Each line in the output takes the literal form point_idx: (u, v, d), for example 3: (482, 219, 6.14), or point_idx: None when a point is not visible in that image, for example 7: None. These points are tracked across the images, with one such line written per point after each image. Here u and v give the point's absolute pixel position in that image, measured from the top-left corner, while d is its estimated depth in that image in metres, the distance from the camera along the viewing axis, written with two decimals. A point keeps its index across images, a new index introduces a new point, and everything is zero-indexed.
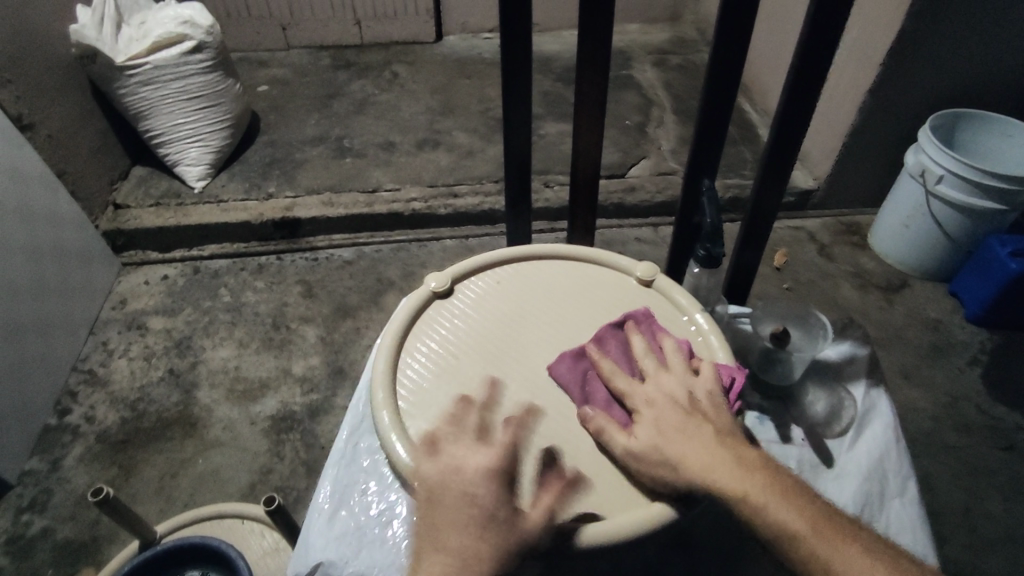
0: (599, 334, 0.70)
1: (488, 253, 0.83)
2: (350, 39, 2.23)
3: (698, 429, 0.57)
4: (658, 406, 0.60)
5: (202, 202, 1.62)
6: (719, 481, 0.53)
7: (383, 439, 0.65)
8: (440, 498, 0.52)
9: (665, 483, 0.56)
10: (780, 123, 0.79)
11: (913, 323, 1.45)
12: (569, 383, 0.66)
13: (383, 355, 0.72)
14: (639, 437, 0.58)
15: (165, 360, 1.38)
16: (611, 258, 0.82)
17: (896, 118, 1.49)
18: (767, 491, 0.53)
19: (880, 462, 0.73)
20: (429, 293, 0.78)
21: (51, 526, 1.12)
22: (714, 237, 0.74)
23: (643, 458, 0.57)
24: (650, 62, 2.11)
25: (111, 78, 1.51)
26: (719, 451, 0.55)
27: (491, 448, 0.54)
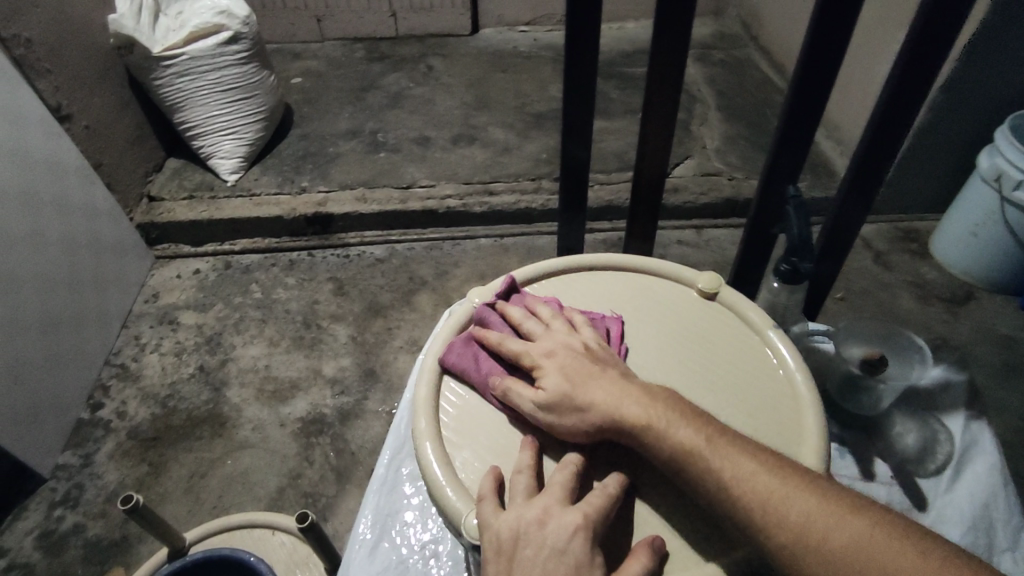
0: (479, 313, 0.68)
1: (536, 266, 0.79)
2: (385, 31, 2.18)
3: (602, 370, 0.57)
4: (557, 357, 0.59)
5: (235, 196, 1.60)
6: (627, 413, 0.54)
7: (429, 476, 0.60)
8: (520, 556, 0.49)
9: (579, 430, 0.55)
10: (871, 134, 0.75)
11: (980, 339, 1.35)
12: (466, 363, 0.66)
13: (426, 379, 0.67)
14: (547, 390, 0.57)
15: (196, 356, 1.36)
16: (670, 270, 0.78)
17: (970, 118, 1.38)
18: (668, 413, 0.53)
19: (986, 508, 0.70)
20: (475, 309, 0.74)
21: (82, 523, 1.11)
22: (802, 251, 0.71)
23: (554, 409, 0.56)
24: (694, 56, 2.02)
25: (148, 69, 1.49)
26: (626, 389, 0.55)
27: (578, 505, 0.51)
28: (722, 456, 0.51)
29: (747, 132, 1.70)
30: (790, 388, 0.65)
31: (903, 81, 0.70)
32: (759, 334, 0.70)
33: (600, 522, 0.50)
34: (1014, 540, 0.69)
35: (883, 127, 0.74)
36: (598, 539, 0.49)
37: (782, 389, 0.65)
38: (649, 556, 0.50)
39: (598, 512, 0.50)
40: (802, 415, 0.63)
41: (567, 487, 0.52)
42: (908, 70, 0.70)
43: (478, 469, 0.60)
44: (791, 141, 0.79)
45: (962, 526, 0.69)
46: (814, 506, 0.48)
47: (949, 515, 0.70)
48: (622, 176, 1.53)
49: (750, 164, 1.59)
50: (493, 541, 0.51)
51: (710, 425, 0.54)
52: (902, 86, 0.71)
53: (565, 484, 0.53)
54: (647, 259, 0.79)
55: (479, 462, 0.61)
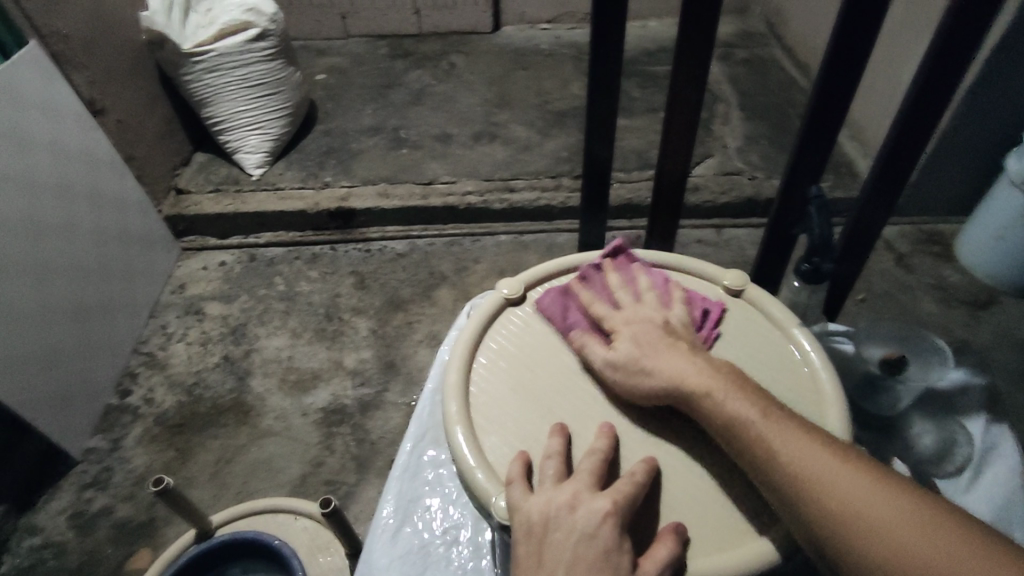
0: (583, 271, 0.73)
1: (561, 259, 0.80)
2: (408, 28, 2.20)
3: (674, 343, 0.60)
4: (635, 324, 0.63)
5: (260, 189, 1.63)
6: (687, 379, 0.56)
7: (458, 458, 0.61)
8: (550, 539, 0.50)
9: (641, 391, 0.58)
10: (897, 135, 0.75)
11: (1005, 343, 1.33)
12: (553, 313, 0.70)
13: (455, 367, 0.69)
14: (617, 350, 0.61)
15: (221, 346, 1.39)
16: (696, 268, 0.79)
17: (999, 119, 1.36)
18: (730, 386, 0.55)
19: (1005, 511, 0.70)
20: (501, 299, 0.75)
21: (111, 505, 1.14)
22: (824, 250, 0.71)
23: (621, 369, 0.60)
24: (716, 55, 2.00)
25: (179, 64, 1.53)
26: (693, 356, 0.58)
27: (607, 491, 0.52)
28: (777, 434, 0.51)
29: (770, 132, 1.69)
30: (813, 383, 0.66)
31: (931, 81, 0.70)
32: (781, 330, 0.71)
33: (627, 510, 0.51)
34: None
35: (909, 128, 0.74)
36: (625, 526, 0.50)
37: (804, 384, 0.66)
38: (674, 543, 0.51)
39: (625, 499, 0.51)
40: (823, 411, 0.64)
41: (594, 474, 0.54)
42: (939, 70, 0.69)
43: (507, 454, 0.62)
44: (816, 141, 0.79)
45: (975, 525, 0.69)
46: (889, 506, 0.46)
47: None
48: (642, 175, 1.53)
49: (772, 164, 1.58)
50: (524, 524, 0.52)
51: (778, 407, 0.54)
52: (930, 86, 0.71)
53: (591, 471, 0.54)
54: (671, 255, 0.81)
55: (506, 448, 0.62)
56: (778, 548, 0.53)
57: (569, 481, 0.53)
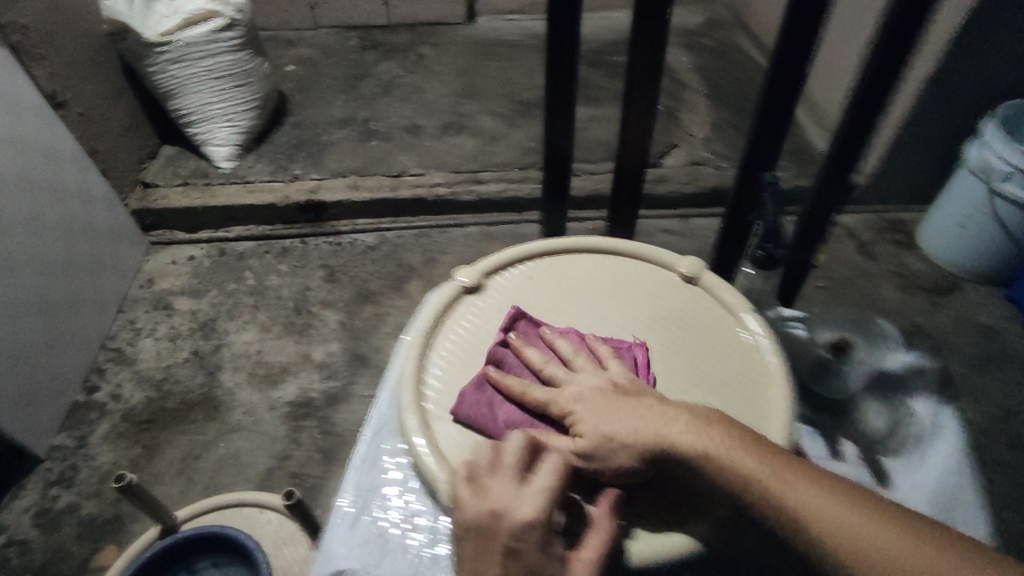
0: (492, 357, 0.65)
1: (517, 247, 0.80)
2: (378, 19, 2.18)
3: (638, 406, 0.56)
4: (588, 400, 0.58)
5: (229, 183, 1.62)
6: (679, 442, 0.53)
7: (410, 444, 0.63)
8: (484, 548, 0.50)
9: (626, 470, 0.54)
10: (848, 123, 0.77)
11: (963, 328, 1.36)
12: (480, 415, 0.62)
13: (410, 356, 0.70)
14: (584, 438, 0.55)
15: (190, 341, 1.38)
16: (653, 253, 0.80)
17: (958, 108, 1.39)
18: (723, 441, 0.53)
19: (951, 486, 0.72)
20: (458, 289, 0.76)
21: (77, 502, 1.14)
22: (775, 238, 0.73)
23: (598, 454, 0.55)
24: (686, 45, 2.01)
25: (142, 55, 1.50)
26: (674, 414, 0.55)
27: (533, 497, 0.51)
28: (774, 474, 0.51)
29: (738, 122, 1.70)
30: (760, 365, 0.68)
31: (876, 70, 0.72)
32: (732, 313, 0.73)
33: (553, 506, 0.52)
34: (977, 516, 0.71)
35: (858, 118, 0.76)
36: (552, 523, 0.51)
37: (751, 362, 0.68)
38: (602, 531, 0.53)
39: (550, 496, 0.52)
40: (768, 391, 0.66)
41: (521, 475, 0.53)
42: (883, 60, 0.71)
43: (459, 441, 0.63)
44: (770, 130, 0.80)
45: (925, 498, 0.71)
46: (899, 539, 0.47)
47: (911, 491, 0.72)
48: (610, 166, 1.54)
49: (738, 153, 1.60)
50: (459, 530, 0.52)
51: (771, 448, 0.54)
52: (875, 75, 0.72)
53: (519, 466, 0.53)
54: (630, 241, 0.81)
55: (459, 435, 0.63)
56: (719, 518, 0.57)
57: (496, 482, 0.53)
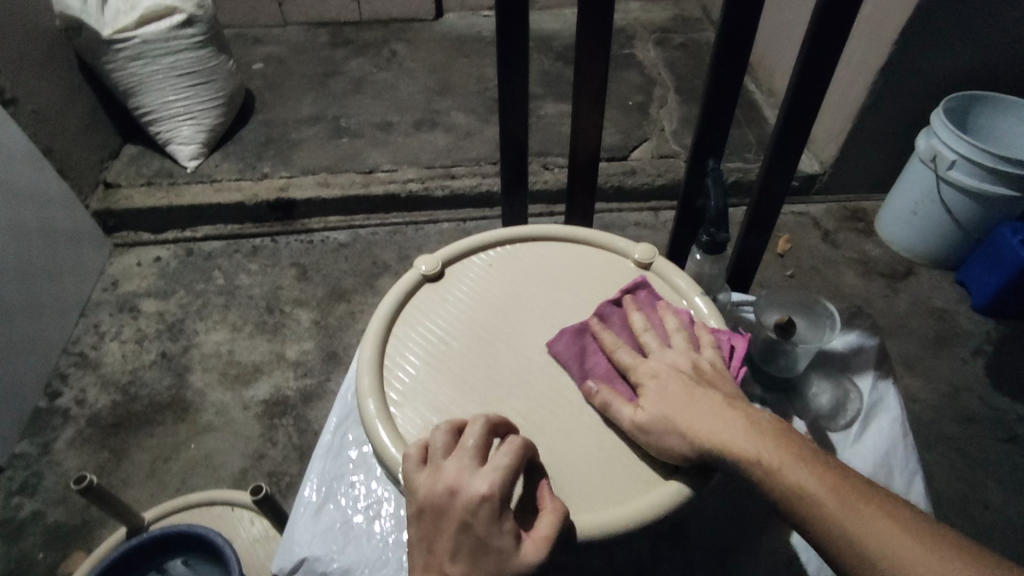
0: (598, 311, 0.68)
1: (478, 235, 0.81)
2: (348, 15, 2.16)
3: (711, 396, 0.56)
4: (663, 377, 0.58)
5: (194, 182, 1.59)
6: (736, 445, 0.52)
7: (368, 428, 0.63)
8: (439, 523, 0.51)
9: (674, 451, 0.55)
10: (788, 110, 0.79)
11: (918, 311, 1.42)
12: (568, 359, 0.65)
13: (370, 342, 0.70)
14: (645, 409, 0.57)
15: (157, 343, 1.36)
16: (609, 242, 0.81)
17: (909, 101, 1.45)
18: (782, 454, 0.51)
19: (886, 457, 0.74)
20: (419, 277, 0.76)
21: (41, 510, 1.11)
22: (718, 222, 0.75)
23: (650, 431, 0.56)
24: (654, 41, 2.05)
25: (99, 52, 1.46)
26: (741, 416, 0.54)
27: (486, 472, 0.51)
28: (841, 505, 0.49)
29: None
30: None
31: (813, 60, 0.75)
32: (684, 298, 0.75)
33: (508, 484, 0.51)
34: (910, 482, 0.73)
35: (799, 105, 0.79)
36: (507, 501, 0.50)
37: None
38: (556, 512, 0.52)
39: (505, 474, 0.51)
40: None
41: (477, 453, 0.53)
42: (818, 50, 0.74)
43: (418, 425, 0.64)
44: (713, 122, 0.82)
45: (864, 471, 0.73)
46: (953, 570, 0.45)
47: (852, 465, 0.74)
48: None
49: None
50: (415, 508, 0.53)
51: (829, 466, 0.51)
52: (810, 64, 0.75)
53: (477, 448, 0.53)
54: (586, 229, 0.82)
55: (418, 419, 0.64)
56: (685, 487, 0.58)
57: (454, 462, 0.53)
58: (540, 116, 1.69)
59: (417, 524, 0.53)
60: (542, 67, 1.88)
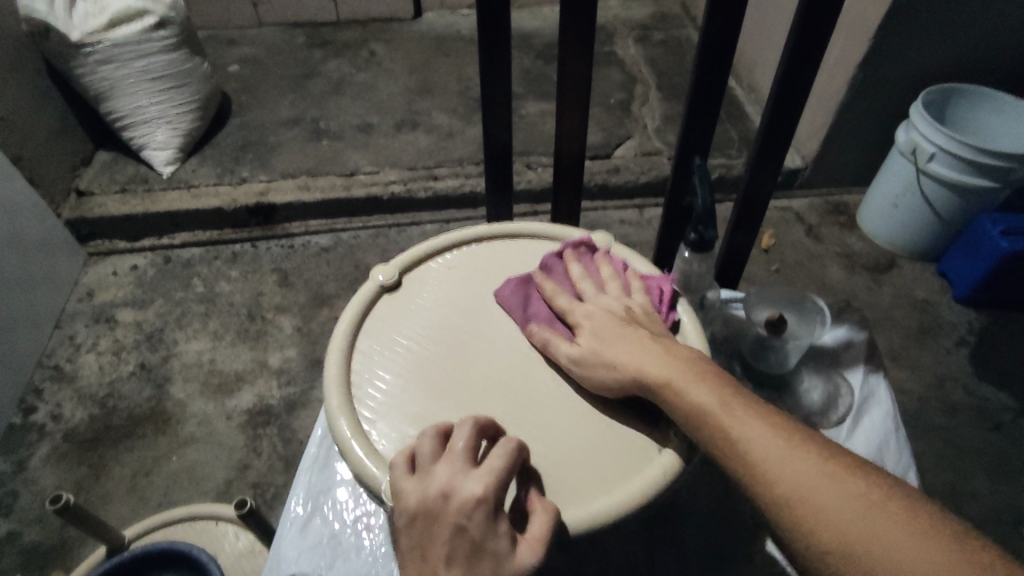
0: (543, 263, 0.72)
1: (433, 240, 0.80)
2: (325, 16, 2.13)
3: (633, 332, 0.60)
4: (595, 318, 0.63)
5: (171, 188, 1.55)
6: (647, 370, 0.56)
7: (343, 446, 0.62)
8: (430, 530, 0.49)
9: (601, 380, 0.59)
10: (774, 106, 0.79)
11: (901, 303, 1.43)
12: (513, 305, 0.70)
13: (334, 361, 0.68)
14: (579, 345, 0.62)
15: (136, 354, 1.32)
16: (563, 233, 0.82)
17: (888, 95, 1.46)
18: (687, 375, 0.55)
19: (879, 453, 0.74)
20: (377, 287, 0.75)
21: (17, 530, 1.07)
22: (705, 220, 0.74)
23: (583, 364, 0.61)
24: (634, 38, 2.04)
25: (68, 56, 1.42)
26: (656, 346, 0.58)
27: (478, 474, 0.50)
28: (733, 420, 0.51)
29: None
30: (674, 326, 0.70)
31: (797, 56, 0.74)
32: None
33: (501, 486, 0.50)
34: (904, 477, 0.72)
35: (783, 101, 0.78)
36: (500, 503, 0.50)
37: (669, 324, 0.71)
38: (548, 512, 0.52)
39: (498, 477, 0.50)
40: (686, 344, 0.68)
41: (467, 455, 0.52)
42: (800, 45, 0.73)
43: (392, 438, 0.62)
44: (698, 119, 0.81)
45: None
46: (823, 470, 0.47)
47: None
48: None
49: None
50: (404, 514, 0.51)
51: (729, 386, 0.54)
52: (793, 60, 0.75)
53: (467, 451, 0.52)
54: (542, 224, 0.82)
55: (392, 432, 0.63)
56: (670, 470, 0.58)
57: (446, 466, 0.51)
58: (522, 115, 1.68)
59: (406, 533, 0.51)
60: (523, 65, 1.87)
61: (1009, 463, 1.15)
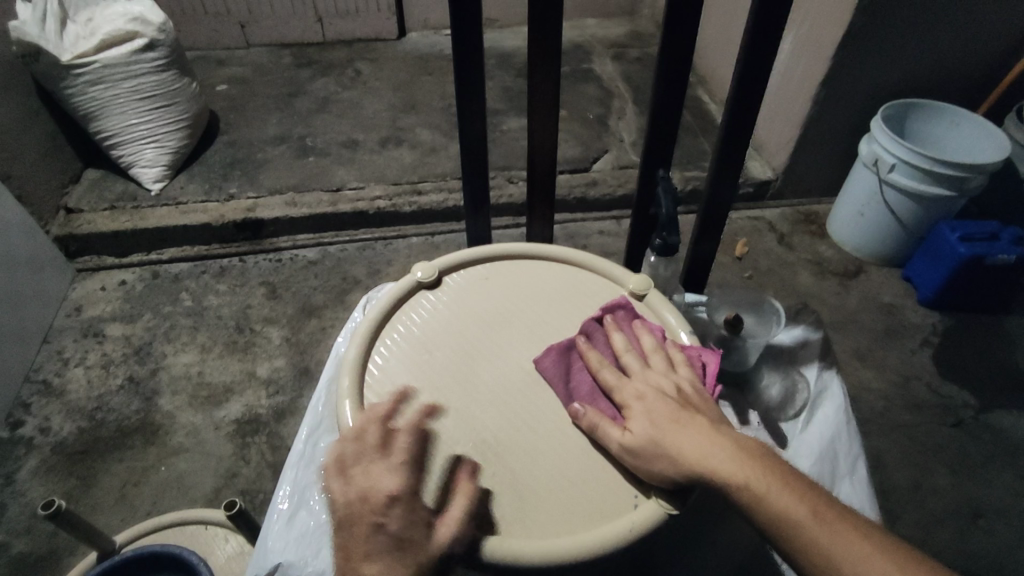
0: (585, 330, 0.70)
1: (478, 249, 0.84)
2: (311, 37, 2.20)
3: (692, 418, 0.56)
4: (647, 398, 0.59)
5: (159, 205, 1.58)
6: (717, 467, 0.52)
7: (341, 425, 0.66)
8: (352, 532, 0.53)
9: (660, 469, 0.56)
10: (730, 122, 0.85)
11: (869, 307, 1.50)
12: (555, 377, 0.68)
13: (356, 344, 0.73)
14: (632, 430, 0.58)
15: (124, 367, 1.34)
16: (606, 267, 0.82)
17: (850, 109, 1.54)
18: (767, 478, 0.51)
19: (832, 443, 0.78)
20: (414, 283, 0.80)
21: (5, 542, 1.08)
22: (669, 227, 0.79)
23: (638, 449, 0.57)
24: (612, 56, 2.12)
25: (58, 77, 1.45)
26: (722, 439, 0.54)
27: (390, 469, 0.55)
28: (830, 535, 0.47)
29: None
30: None
31: (750, 74, 0.80)
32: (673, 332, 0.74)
33: (412, 475, 0.55)
34: (853, 466, 0.78)
35: (740, 116, 0.84)
36: (413, 491, 0.55)
37: None
38: (465, 496, 0.57)
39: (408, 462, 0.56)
40: None
41: (380, 450, 0.56)
42: (751, 61, 0.79)
43: None
44: (662, 134, 0.87)
45: (815, 458, 0.77)
46: None
47: (804, 450, 0.78)
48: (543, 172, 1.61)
49: None
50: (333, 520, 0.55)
51: (813, 490, 0.50)
52: (747, 78, 0.80)
53: (381, 446, 0.57)
54: (586, 254, 0.84)
55: None
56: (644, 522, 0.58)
57: (362, 466, 0.55)
58: (504, 131, 1.74)
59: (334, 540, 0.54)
60: (505, 83, 1.94)
61: (972, 457, 1.20)
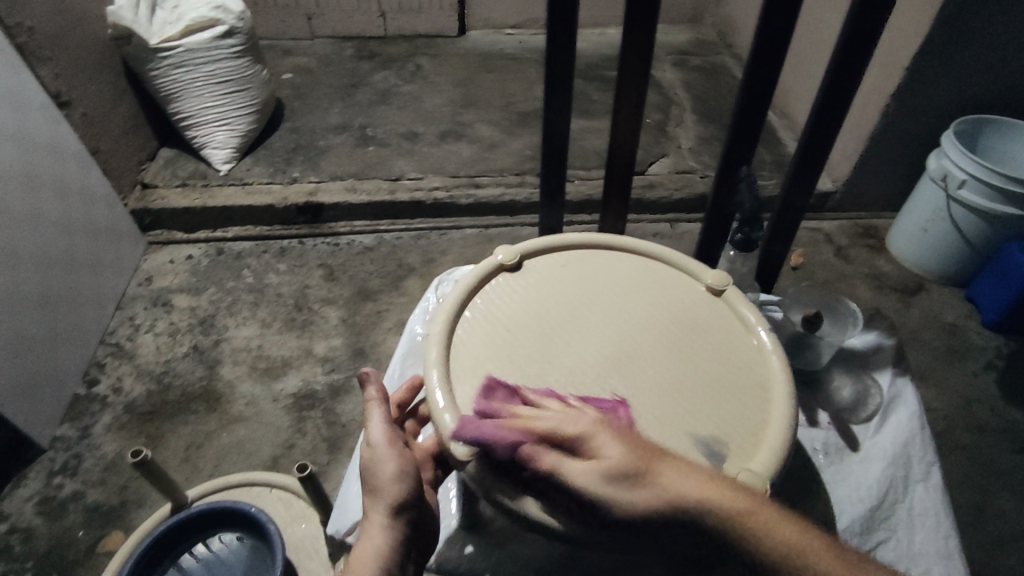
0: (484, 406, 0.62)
1: (557, 236, 0.86)
2: (373, 31, 2.25)
3: (665, 450, 0.53)
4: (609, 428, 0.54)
5: (227, 184, 1.65)
6: (716, 489, 0.49)
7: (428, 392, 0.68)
8: None
9: (651, 505, 0.49)
10: (814, 126, 0.84)
11: (931, 325, 1.45)
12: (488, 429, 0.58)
13: (440, 319, 0.75)
14: (608, 459, 0.51)
15: (190, 336, 1.40)
16: (684, 262, 0.83)
17: (922, 123, 1.50)
18: (763, 500, 0.50)
19: (905, 448, 0.78)
20: (496, 264, 0.82)
21: (81, 490, 1.14)
22: (751, 221, 0.80)
23: (624, 478, 0.50)
24: (670, 61, 2.12)
25: (144, 59, 1.54)
26: (704, 468, 0.52)
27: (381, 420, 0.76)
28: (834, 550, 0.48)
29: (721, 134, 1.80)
30: (761, 356, 0.72)
31: (838, 79, 0.79)
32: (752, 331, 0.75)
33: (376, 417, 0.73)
34: (926, 472, 0.77)
35: (823, 122, 0.83)
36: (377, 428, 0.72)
37: (757, 372, 0.71)
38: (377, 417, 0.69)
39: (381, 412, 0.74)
40: (771, 399, 0.68)
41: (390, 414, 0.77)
42: (840, 64, 0.78)
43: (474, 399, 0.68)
44: (743, 134, 0.87)
45: (885, 462, 0.78)
46: None
47: (876, 453, 0.78)
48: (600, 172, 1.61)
49: None
50: None
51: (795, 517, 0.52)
52: (836, 84, 0.80)
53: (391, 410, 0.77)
54: (661, 247, 0.85)
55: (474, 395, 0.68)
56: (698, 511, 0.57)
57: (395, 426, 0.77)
58: None
59: None
60: None
61: None
